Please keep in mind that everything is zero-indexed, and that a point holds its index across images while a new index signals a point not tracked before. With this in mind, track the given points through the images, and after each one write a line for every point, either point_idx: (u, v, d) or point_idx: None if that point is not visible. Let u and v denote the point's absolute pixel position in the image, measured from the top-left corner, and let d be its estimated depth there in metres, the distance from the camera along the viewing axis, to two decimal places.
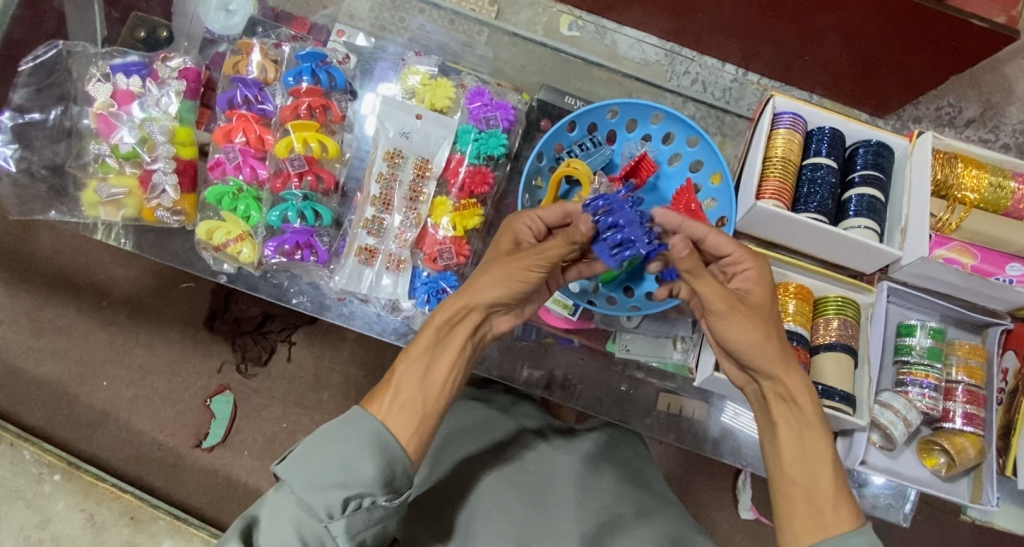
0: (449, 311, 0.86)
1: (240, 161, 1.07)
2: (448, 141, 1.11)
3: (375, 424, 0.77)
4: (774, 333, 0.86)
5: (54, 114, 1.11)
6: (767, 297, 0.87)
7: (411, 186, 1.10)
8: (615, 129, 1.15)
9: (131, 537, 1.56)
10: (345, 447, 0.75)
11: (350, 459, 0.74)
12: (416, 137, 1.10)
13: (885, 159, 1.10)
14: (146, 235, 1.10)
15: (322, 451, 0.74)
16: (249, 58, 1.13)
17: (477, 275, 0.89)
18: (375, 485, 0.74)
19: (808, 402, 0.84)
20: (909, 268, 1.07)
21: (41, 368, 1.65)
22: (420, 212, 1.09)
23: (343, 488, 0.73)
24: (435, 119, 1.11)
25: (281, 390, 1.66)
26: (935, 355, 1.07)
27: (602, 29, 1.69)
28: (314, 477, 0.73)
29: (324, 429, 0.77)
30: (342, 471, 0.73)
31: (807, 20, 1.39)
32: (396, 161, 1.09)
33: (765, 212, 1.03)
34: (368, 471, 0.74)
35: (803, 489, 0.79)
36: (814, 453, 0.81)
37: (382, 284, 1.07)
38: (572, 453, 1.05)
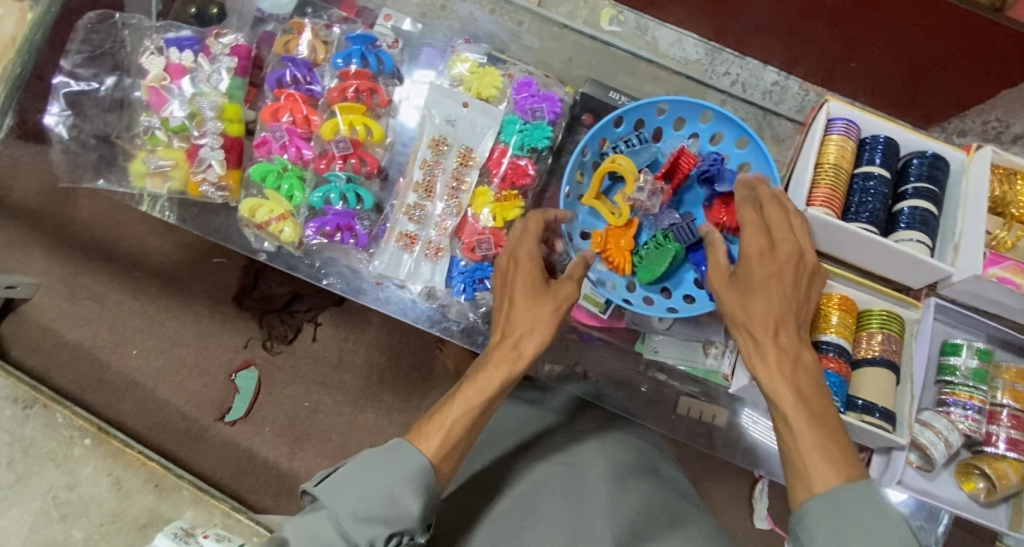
0: (503, 371, 0.87)
1: (287, 140, 1.08)
2: (493, 131, 1.10)
3: (419, 461, 0.80)
4: (745, 310, 0.89)
5: (107, 84, 1.13)
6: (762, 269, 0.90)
7: (454, 173, 1.09)
8: (661, 126, 1.13)
9: (154, 504, 1.53)
10: (388, 484, 0.78)
11: (396, 494, 0.77)
12: (462, 125, 1.10)
13: (940, 171, 1.06)
14: (190, 210, 1.11)
15: (366, 484, 0.77)
16: (300, 38, 1.13)
17: (525, 324, 0.90)
18: (415, 523, 0.78)
19: (778, 375, 0.85)
20: (960, 285, 1.04)
21: (74, 333, 1.69)
22: (461, 201, 1.08)
23: (387, 524, 0.76)
24: (482, 109, 1.10)
25: (305, 369, 1.68)
26: (980, 377, 1.04)
27: (643, 25, 1.68)
28: (359, 506, 0.76)
29: (365, 457, 0.80)
30: (388, 507, 0.77)
31: (853, 24, 1.37)
32: (440, 148, 1.09)
33: (814, 218, 1.01)
34: (413, 510, 0.77)
35: (789, 447, 0.81)
36: (792, 426, 0.81)
37: (421, 271, 1.07)
38: (598, 460, 1.04)
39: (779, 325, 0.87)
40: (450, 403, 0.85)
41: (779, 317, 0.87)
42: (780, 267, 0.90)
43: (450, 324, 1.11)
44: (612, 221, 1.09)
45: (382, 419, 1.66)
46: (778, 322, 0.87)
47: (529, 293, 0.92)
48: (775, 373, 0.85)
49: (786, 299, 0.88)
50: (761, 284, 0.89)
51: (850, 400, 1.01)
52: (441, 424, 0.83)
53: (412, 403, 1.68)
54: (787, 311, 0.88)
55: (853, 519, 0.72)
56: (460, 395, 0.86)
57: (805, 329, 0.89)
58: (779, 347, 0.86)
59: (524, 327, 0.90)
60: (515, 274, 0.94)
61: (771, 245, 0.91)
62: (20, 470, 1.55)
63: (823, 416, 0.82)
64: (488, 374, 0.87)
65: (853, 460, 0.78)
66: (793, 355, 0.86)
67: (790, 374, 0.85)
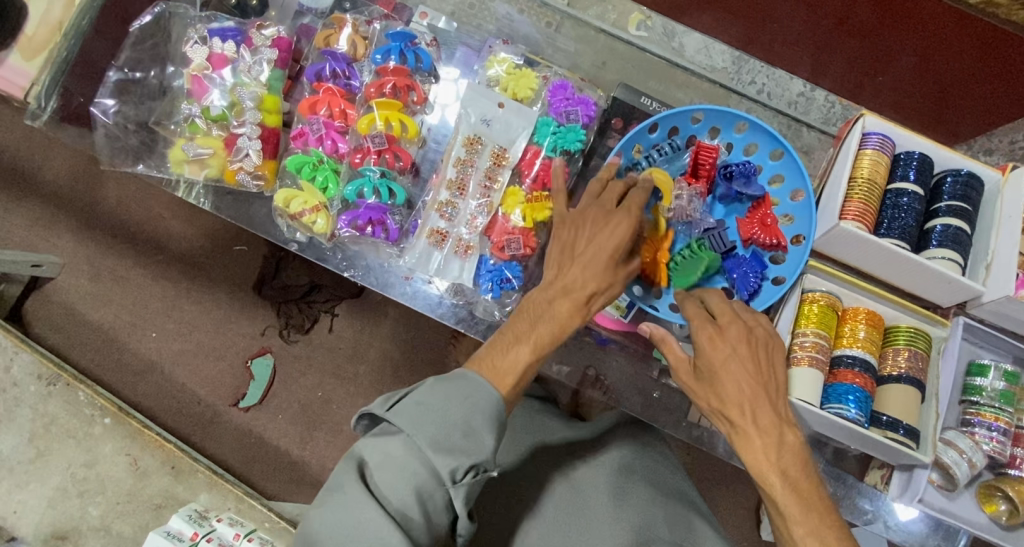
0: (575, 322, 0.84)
1: (323, 133, 1.09)
2: (527, 132, 1.11)
3: (493, 399, 0.73)
4: (717, 394, 0.83)
5: (153, 72, 1.16)
6: (727, 351, 0.84)
7: (486, 172, 1.10)
8: (694, 136, 1.13)
9: (170, 486, 1.54)
10: (464, 413, 0.70)
11: (474, 425, 0.70)
12: (496, 126, 1.11)
13: (974, 190, 1.06)
14: (225, 198, 1.13)
15: (442, 410, 0.70)
16: (341, 33, 1.15)
17: (598, 282, 0.84)
18: (491, 457, 0.71)
19: (762, 461, 0.79)
20: (990, 305, 1.03)
21: (96, 313, 1.71)
22: (493, 201, 1.09)
23: (464, 455, 0.69)
24: (517, 109, 1.11)
25: (320, 359, 1.70)
26: (1007, 399, 1.04)
27: (670, 31, 1.59)
28: (438, 432, 0.68)
29: (435, 386, 0.73)
30: (463, 438, 0.69)
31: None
32: (474, 147, 1.10)
33: (848, 233, 1.00)
34: (488, 444, 0.70)
35: (778, 523, 0.78)
36: (783, 514, 0.77)
37: (450, 268, 1.08)
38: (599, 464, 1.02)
39: (755, 406, 0.81)
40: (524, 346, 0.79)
41: (752, 398, 0.81)
42: (751, 349, 0.84)
43: (477, 322, 1.11)
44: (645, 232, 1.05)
45: None
46: (751, 407, 0.81)
47: (615, 255, 0.85)
48: (756, 458, 0.79)
49: (757, 380, 0.82)
50: (721, 368, 0.83)
51: (874, 416, 1.02)
52: (515, 366, 0.78)
53: None
54: (761, 390, 0.81)
55: None
56: (534, 337, 0.80)
57: (786, 405, 0.82)
58: (758, 428, 0.80)
59: (599, 287, 0.85)
60: (598, 237, 0.86)
61: (720, 328, 0.86)
62: (41, 446, 1.56)
63: (813, 499, 0.76)
64: (561, 322, 0.83)
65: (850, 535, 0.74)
66: (775, 439, 0.79)
67: (776, 452, 0.78)
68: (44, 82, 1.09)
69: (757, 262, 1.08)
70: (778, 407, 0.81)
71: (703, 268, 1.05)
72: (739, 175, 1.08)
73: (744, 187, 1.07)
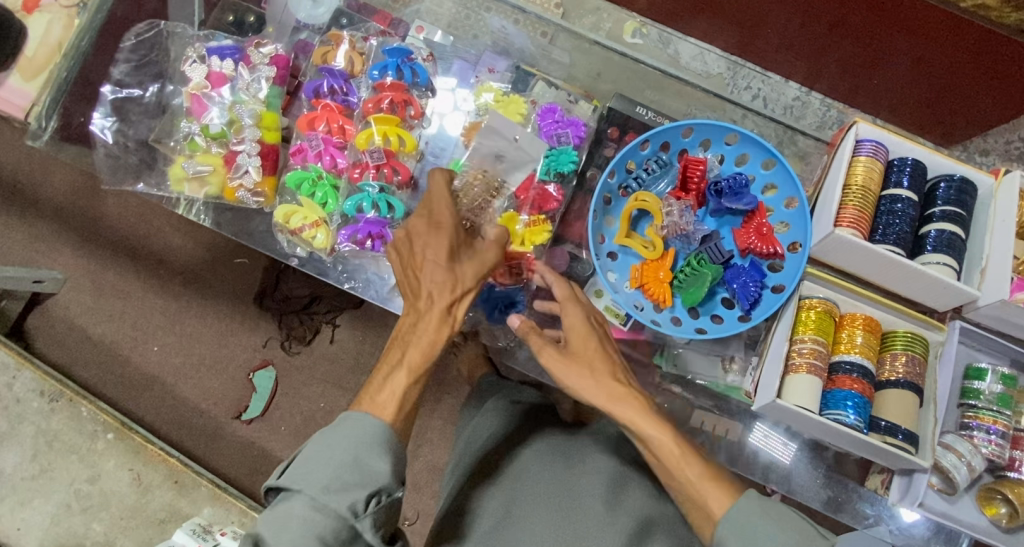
0: (438, 329, 0.86)
1: (322, 149, 1.10)
2: (531, 165, 1.12)
3: (376, 426, 0.78)
4: (576, 357, 0.88)
5: (151, 91, 1.17)
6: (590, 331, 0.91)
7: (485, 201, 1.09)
8: (687, 148, 1.15)
9: (173, 501, 1.54)
10: (352, 450, 0.76)
11: (360, 456, 0.76)
12: (507, 158, 1.12)
13: (967, 196, 1.06)
14: (225, 214, 1.14)
15: (329, 455, 0.75)
16: (338, 49, 1.16)
17: (451, 292, 0.87)
18: (390, 480, 0.76)
19: (635, 414, 0.84)
20: (986, 309, 1.04)
21: (98, 327, 1.72)
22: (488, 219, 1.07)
23: (361, 486, 0.74)
24: (530, 141, 1.12)
25: (322, 370, 1.70)
26: (1005, 402, 1.04)
27: (666, 39, 1.71)
28: (328, 477, 0.74)
29: (318, 439, 0.77)
30: (354, 471, 0.74)
31: (879, 40, 1.36)
32: (480, 178, 1.08)
33: (843, 240, 1.01)
34: (381, 467, 0.76)
35: (682, 491, 0.82)
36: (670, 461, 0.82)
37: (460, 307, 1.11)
38: (597, 471, 1.02)
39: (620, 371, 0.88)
40: (398, 371, 0.83)
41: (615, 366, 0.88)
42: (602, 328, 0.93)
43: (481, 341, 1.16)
44: (646, 254, 1.11)
45: None
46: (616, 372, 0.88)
47: (451, 254, 0.89)
48: (626, 410, 0.84)
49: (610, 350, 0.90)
50: (589, 343, 0.89)
51: (873, 421, 1.03)
52: (394, 394, 0.81)
53: (427, 407, 1.66)
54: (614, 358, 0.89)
55: (761, 529, 0.76)
56: (408, 360, 0.84)
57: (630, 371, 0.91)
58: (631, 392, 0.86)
59: (455, 295, 0.88)
60: (430, 242, 0.90)
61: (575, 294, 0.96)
62: (43, 462, 1.56)
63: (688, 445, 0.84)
64: (431, 337, 0.86)
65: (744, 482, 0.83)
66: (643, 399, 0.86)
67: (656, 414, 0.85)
68: (45, 101, 1.11)
69: (756, 270, 1.08)
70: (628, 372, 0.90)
71: (705, 285, 1.05)
72: (732, 195, 1.08)
73: (738, 201, 1.08)
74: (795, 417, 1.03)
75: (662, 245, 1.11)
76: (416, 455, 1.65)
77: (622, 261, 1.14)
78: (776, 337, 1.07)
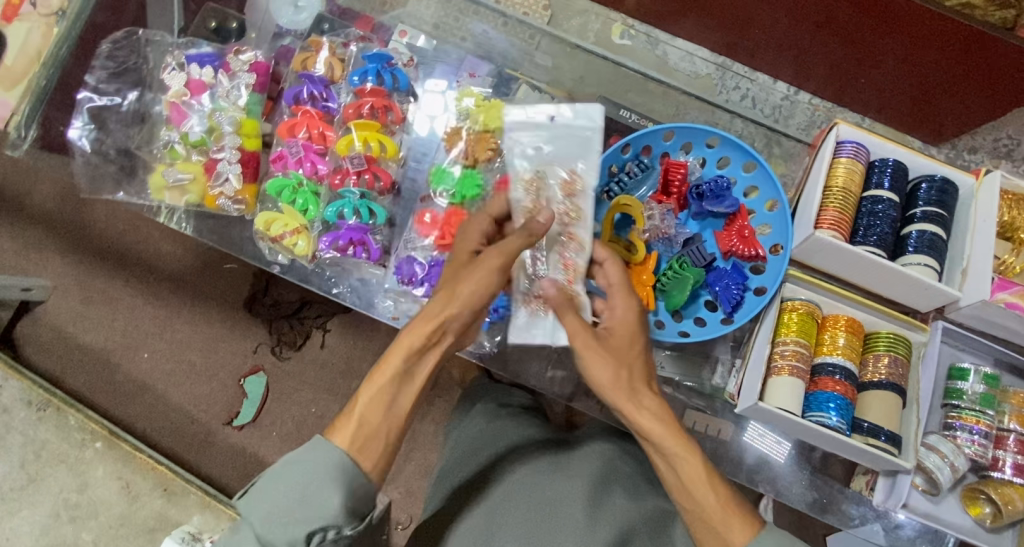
0: (409, 339, 0.83)
1: (302, 155, 1.10)
2: (594, 143, 1.02)
3: (335, 455, 0.76)
4: (613, 353, 0.88)
5: (130, 99, 1.17)
6: (629, 336, 0.90)
7: (559, 207, 1.00)
8: (669, 152, 1.15)
9: (163, 509, 1.54)
10: (303, 483, 0.74)
11: (310, 491, 0.74)
12: (557, 148, 1.03)
13: (949, 196, 1.07)
14: (206, 222, 1.14)
15: (282, 486, 0.75)
16: (317, 55, 1.16)
17: (449, 307, 0.86)
18: (339, 518, 0.74)
19: (655, 428, 0.84)
20: (968, 309, 1.04)
21: (88, 335, 1.71)
22: (576, 238, 0.99)
23: (303, 524, 0.73)
24: (575, 115, 1.02)
25: (312, 375, 1.69)
26: (988, 401, 1.04)
27: (654, 39, 1.70)
28: (275, 511, 0.74)
29: (280, 465, 0.77)
30: (301, 506, 0.73)
31: (863, 39, 1.36)
32: (537, 186, 1.00)
33: (823, 242, 1.01)
34: (329, 504, 0.73)
35: (694, 513, 0.82)
36: (686, 481, 0.82)
37: (518, 321, 1.00)
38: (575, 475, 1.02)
39: (648, 383, 0.88)
40: (358, 390, 0.82)
41: (643, 378, 0.88)
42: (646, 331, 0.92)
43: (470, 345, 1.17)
44: (629, 259, 1.10)
45: None
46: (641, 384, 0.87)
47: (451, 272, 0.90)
48: (647, 422, 0.84)
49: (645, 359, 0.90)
50: (627, 348, 0.89)
51: (856, 423, 1.03)
52: (358, 416, 0.80)
53: (418, 411, 1.66)
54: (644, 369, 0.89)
55: None
56: (376, 377, 0.82)
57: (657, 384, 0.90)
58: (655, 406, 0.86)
59: (448, 311, 0.86)
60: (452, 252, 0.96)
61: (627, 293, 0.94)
62: (32, 471, 1.56)
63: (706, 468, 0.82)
64: (404, 353, 0.83)
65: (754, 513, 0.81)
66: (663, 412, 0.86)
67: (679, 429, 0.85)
68: (24, 111, 1.09)
69: (738, 272, 1.08)
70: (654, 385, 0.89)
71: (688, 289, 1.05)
72: (711, 198, 1.09)
73: (717, 204, 1.09)
74: (780, 421, 1.03)
75: (645, 248, 1.10)
76: (408, 459, 1.64)
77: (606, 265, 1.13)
78: (758, 340, 1.07)
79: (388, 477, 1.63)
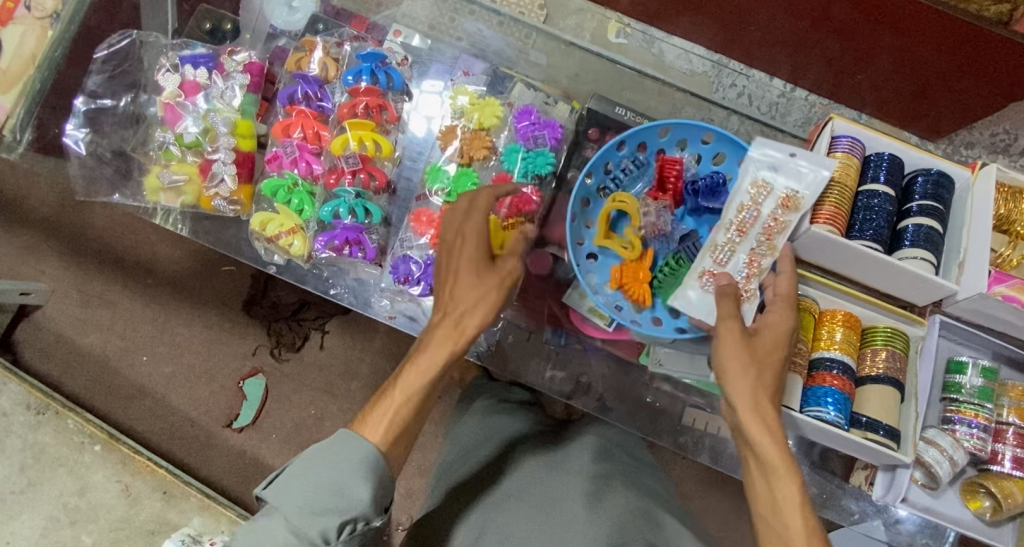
0: (447, 349, 0.88)
1: (297, 155, 1.10)
2: (826, 176, 1.03)
3: (368, 448, 0.80)
4: (753, 357, 0.91)
5: (125, 101, 1.17)
6: (779, 350, 0.93)
7: (770, 217, 1.04)
8: (664, 148, 1.14)
9: (162, 511, 1.54)
10: (336, 474, 0.77)
11: (344, 483, 0.76)
12: (789, 171, 1.04)
13: (945, 190, 1.06)
14: (203, 223, 1.14)
15: (314, 477, 0.76)
16: (312, 55, 1.16)
17: (476, 314, 0.90)
18: (368, 509, 0.77)
19: (770, 440, 0.87)
20: (965, 302, 1.04)
21: (86, 339, 1.71)
22: (773, 241, 1.04)
23: (338, 513, 0.75)
24: (811, 157, 1.04)
25: (311, 377, 1.69)
26: (986, 395, 1.04)
27: (650, 38, 1.70)
28: (308, 500, 0.75)
29: (311, 456, 0.78)
30: (335, 496, 0.75)
31: (857, 35, 1.36)
32: (760, 192, 1.05)
33: (819, 237, 1.01)
34: (362, 495, 0.76)
35: (772, 529, 0.84)
36: (776, 498, 0.85)
37: (687, 293, 1.04)
38: (575, 471, 1.02)
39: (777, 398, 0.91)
40: (393, 388, 0.86)
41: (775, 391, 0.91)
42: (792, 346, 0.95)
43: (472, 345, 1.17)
44: (625, 255, 1.09)
45: None
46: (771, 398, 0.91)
47: (473, 268, 0.92)
48: (765, 436, 0.87)
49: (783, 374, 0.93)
50: (769, 358, 0.92)
51: (855, 417, 1.02)
52: (387, 412, 0.84)
53: None
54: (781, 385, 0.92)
55: None
56: (404, 379, 0.87)
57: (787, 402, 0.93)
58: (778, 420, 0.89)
59: (469, 316, 0.90)
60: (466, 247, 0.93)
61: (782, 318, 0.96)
62: (32, 475, 1.56)
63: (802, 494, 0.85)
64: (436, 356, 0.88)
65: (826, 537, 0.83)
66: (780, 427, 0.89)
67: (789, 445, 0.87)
68: (19, 115, 1.10)
69: None
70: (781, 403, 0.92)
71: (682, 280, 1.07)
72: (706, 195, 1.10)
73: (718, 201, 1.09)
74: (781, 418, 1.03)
75: (641, 245, 1.10)
76: (408, 460, 1.64)
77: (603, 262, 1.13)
78: None
79: None
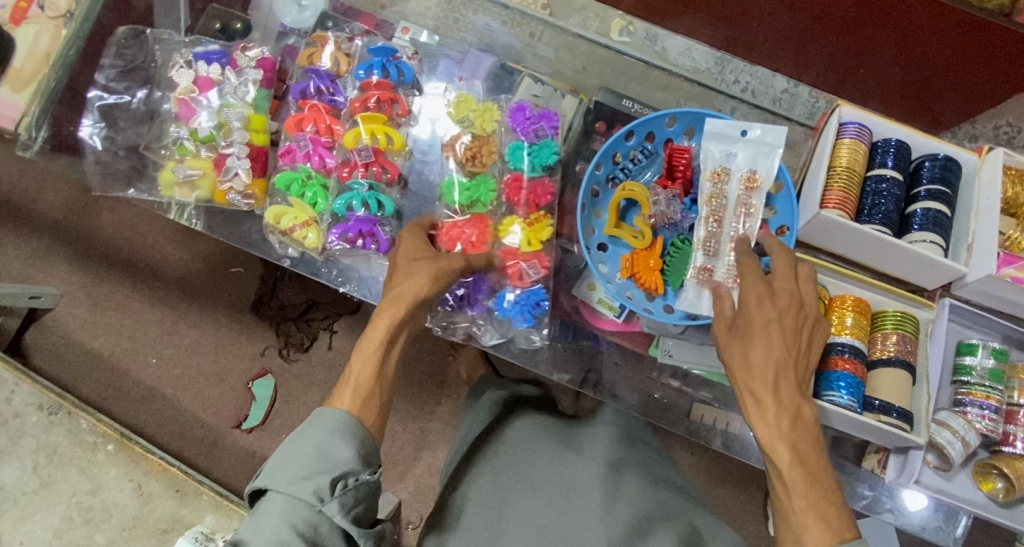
0: (388, 320, 0.94)
1: (311, 149, 1.11)
2: (778, 150, 1.08)
3: (342, 415, 0.85)
4: (741, 342, 0.91)
5: (139, 97, 1.19)
6: (768, 324, 0.89)
7: (741, 199, 1.08)
8: (672, 138, 1.16)
9: (175, 509, 1.54)
10: (317, 443, 0.82)
11: (325, 447, 0.81)
12: (742, 155, 1.09)
13: (952, 173, 1.07)
14: (217, 217, 1.16)
15: (298, 450, 0.81)
16: (323, 50, 1.18)
17: (420, 285, 0.97)
18: (355, 464, 0.82)
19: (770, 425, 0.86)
20: (975, 285, 1.05)
21: (95, 341, 1.72)
22: (751, 222, 1.07)
23: (326, 472, 0.79)
24: (762, 135, 1.08)
25: (321, 376, 1.70)
26: (998, 376, 1.05)
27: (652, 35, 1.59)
28: (297, 470, 0.79)
29: (293, 439, 0.84)
30: (320, 459, 0.80)
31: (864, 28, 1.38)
32: (721, 178, 1.09)
33: (828, 221, 1.02)
34: (345, 453, 0.81)
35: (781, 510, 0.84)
36: (787, 485, 0.84)
37: (688, 291, 1.06)
38: (595, 454, 1.03)
39: (779, 375, 0.87)
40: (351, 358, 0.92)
41: (778, 367, 0.87)
42: (789, 314, 0.90)
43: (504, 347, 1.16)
44: (635, 244, 1.11)
45: (397, 426, 1.65)
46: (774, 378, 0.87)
47: (410, 251, 1.01)
48: (765, 421, 0.86)
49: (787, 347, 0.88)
50: (759, 335, 0.89)
51: (867, 401, 1.03)
52: (348, 378, 0.90)
53: (426, 410, 1.66)
54: (787, 361, 0.88)
55: None
56: (359, 346, 0.93)
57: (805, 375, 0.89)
58: (779, 400, 0.86)
59: (411, 285, 0.97)
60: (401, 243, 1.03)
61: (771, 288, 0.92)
62: (45, 475, 1.56)
63: (818, 475, 0.83)
64: (383, 325, 0.94)
65: (847, 518, 0.81)
66: (791, 411, 0.86)
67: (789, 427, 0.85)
68: (34, 112, 1.11)
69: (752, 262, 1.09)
70: (796, 378, 0.88)
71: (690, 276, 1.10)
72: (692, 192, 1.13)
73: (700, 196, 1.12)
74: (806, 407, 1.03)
75: (651, 233, 1.11)
76: (417, 459, 1.65)
77: (613, 252, 1.14)
78: None
79: (397, 476, 1.64)
